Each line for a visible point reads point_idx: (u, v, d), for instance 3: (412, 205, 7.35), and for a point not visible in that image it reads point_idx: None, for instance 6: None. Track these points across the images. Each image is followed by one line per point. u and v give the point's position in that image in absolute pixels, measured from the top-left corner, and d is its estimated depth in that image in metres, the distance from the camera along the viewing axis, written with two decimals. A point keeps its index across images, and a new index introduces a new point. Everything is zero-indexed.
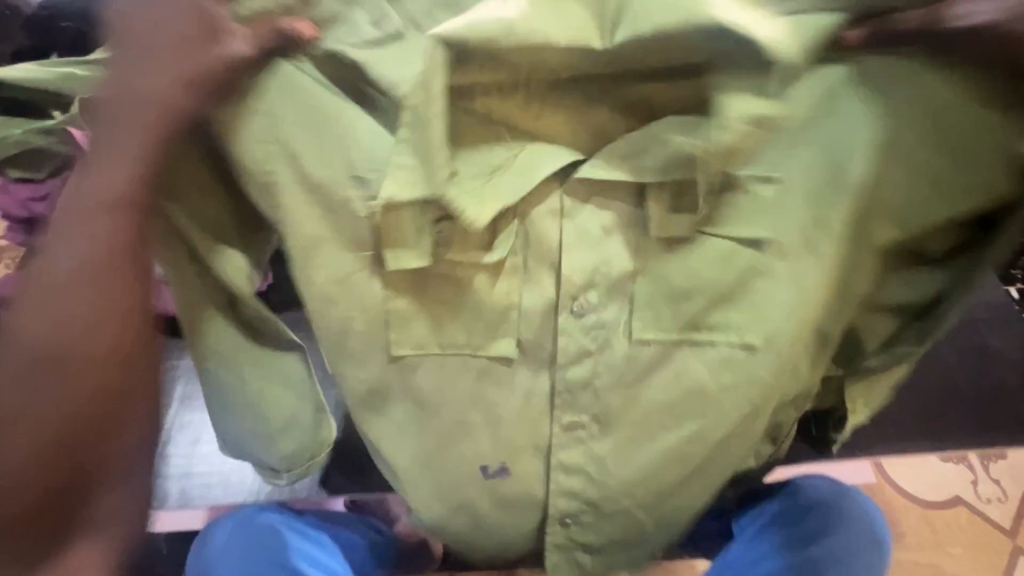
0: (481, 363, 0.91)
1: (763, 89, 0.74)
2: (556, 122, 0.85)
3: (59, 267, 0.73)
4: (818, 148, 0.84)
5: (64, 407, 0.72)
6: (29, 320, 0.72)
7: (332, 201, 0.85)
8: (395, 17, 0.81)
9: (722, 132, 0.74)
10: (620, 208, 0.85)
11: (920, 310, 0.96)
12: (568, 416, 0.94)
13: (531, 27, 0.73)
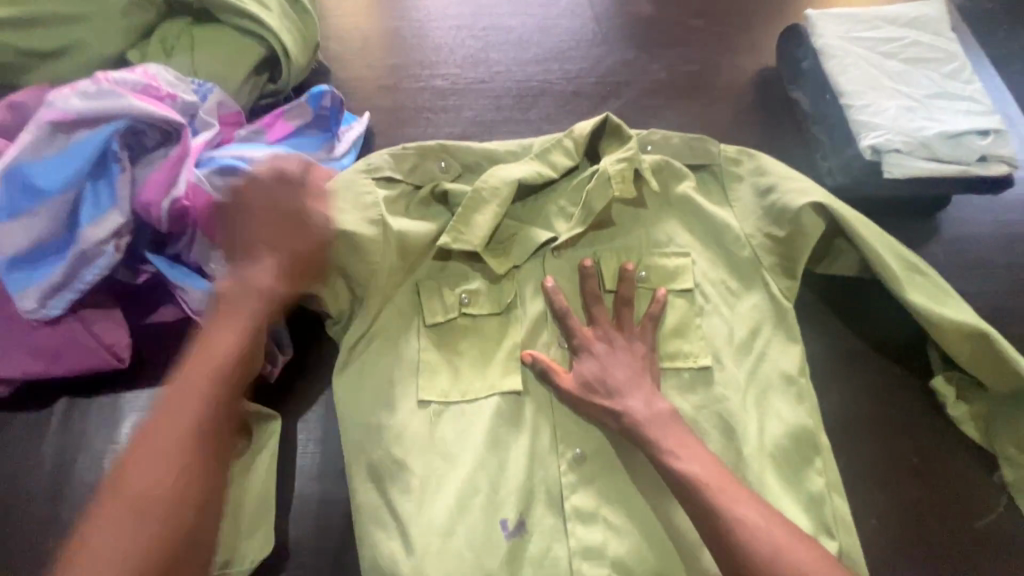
0: (491, 406, 0.75)
1: (711, 185, 0.86)
2: (565, 218, 0.83)
3: (228, 338, 0.64)
4: (771, 215, 0.80)
5: (168, 521, 0.56)
6: (162, 403, 0.61)
7: (346, 289, 0.76)
8: (417, 161, 0.83)
9: (661, 198, 0.85)
10: (613, 274, 0.81)
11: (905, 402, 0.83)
12: (571, 448, 0.74)
13: (526, 168, 0.82)
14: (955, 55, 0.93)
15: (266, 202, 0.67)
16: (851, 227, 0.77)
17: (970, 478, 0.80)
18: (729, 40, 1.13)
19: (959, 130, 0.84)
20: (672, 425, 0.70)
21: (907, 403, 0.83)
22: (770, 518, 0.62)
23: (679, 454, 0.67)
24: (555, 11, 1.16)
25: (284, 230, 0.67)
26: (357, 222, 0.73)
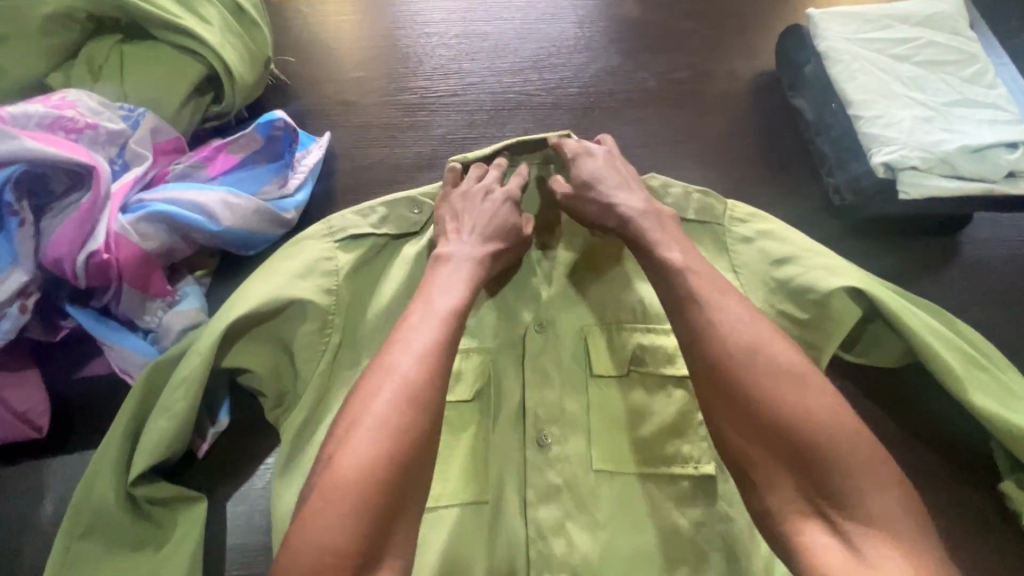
0: (460, 518, 0.67)
1: (722, 255, 0.76)
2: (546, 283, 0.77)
3: (470, 265, 0.68)
4: (791, 298, 0.71)
5: (430, 360, 0.57)
6: (447, 273, 0.67)
7: (295, 362, 0.71)
8: (384, 215, 0.79)
9: None
10: (603, 352, 0.73)
11: (965, 506, 0.68)
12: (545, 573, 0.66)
13: None
14: (975, 56, 0.83)
15: (484, 213, 0.72)
16: (895, 317, 0.66)
17: None
18: (734, 54, 1.02)
19: (982, 143, 0.75)
20: (809, 378, 0.55)
21: (970, 514, 0.68)
22: (872, 494, 0.50)
23: (793, 405, 0.54)
24: (538, 19, 1.06)
25: (496, 227, 0.72)
26: (312, 289, 0.72)
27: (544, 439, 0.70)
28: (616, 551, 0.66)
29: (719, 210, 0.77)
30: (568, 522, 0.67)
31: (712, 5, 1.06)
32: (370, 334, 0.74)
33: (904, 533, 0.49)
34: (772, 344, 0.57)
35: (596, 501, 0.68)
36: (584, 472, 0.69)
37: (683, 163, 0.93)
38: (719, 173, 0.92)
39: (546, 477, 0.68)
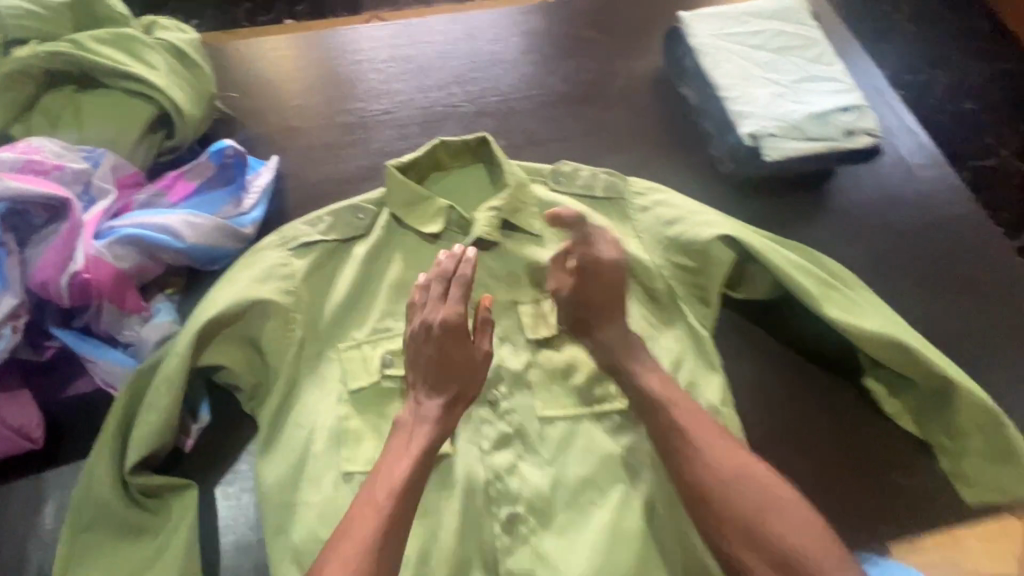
0: None
1: (625, 224, 0.90)
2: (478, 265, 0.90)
3: (426, 428, 0.73)
4: (686, 251, 0.85)
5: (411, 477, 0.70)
6: (412, 437, 0.73)
7: (266, 356, 0.80)
8: (333, 223, 0.90)
9: (571, 234, 0.92)
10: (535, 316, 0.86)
11: (841, 405, 0.83)
12: (505, 508, 0.76)
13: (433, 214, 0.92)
14: (815, 40, 1.00)
15: (433, 364, 0.75)
16: (760, 255, 0.80)
17: (908, 482, 0.79)
18: (630, 55, 1.17)
19: (823, 109, 0.91)
20: (767, 507, 0.69)
21: (845, 409, 0.83)
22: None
23: (777, 542, 0.68)
24: (457, 40, 1.19)
25: (450, 376, 0.75)
26: (273, 291, 0.82)
27: (494, 395, 0.81)
28: (563, 480, 0.77)
29: (617, 187, 0.92)
30: (520, 462, 0.78)
31: (608, 16, 1.22)
32: (332, 325, 0.85)
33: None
34: (762, 470, 0.71)
35: (543, 441, 0.79)
36: (530, 417, 0.80)
37: (594, 153, 1.07)
38: (625, 157, 1.06)
39: (497, 426, 0.79)
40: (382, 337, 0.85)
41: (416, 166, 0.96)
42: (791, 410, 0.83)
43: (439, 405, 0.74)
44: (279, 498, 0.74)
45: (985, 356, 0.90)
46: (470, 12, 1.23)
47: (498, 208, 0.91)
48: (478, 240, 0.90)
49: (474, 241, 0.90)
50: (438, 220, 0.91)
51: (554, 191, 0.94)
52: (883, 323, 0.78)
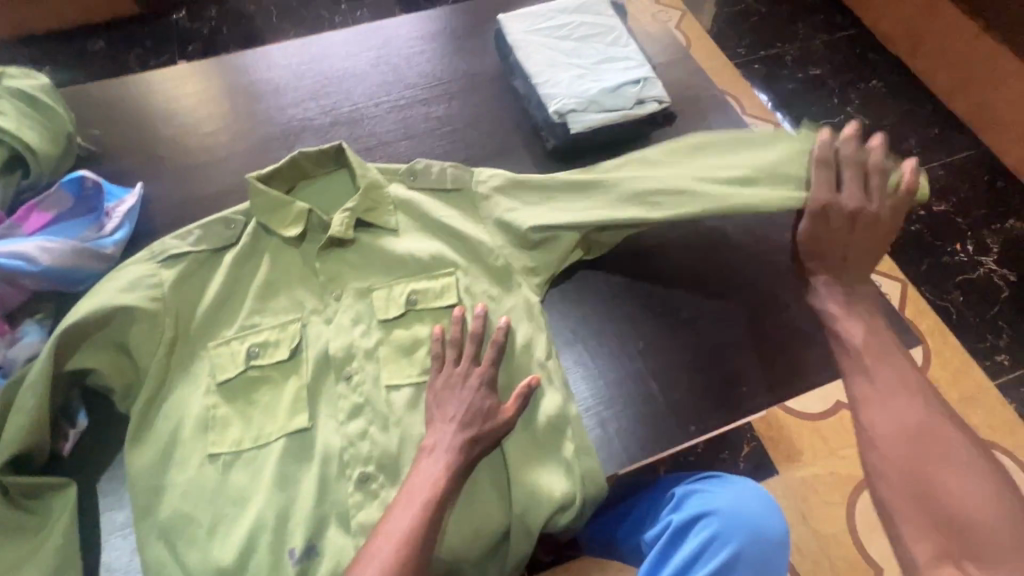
0: (283, 444, 0.85)
1: (458, 204, 1.03)
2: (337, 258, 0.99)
3: (436, 464, 0.78)
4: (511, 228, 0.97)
5: (427, 502, 0.75)
6: (429, 464, 0.78)
7: (133, 360, 0.88)
8: (197, 236, 0.98)
9: (417, 218, 1.03)
10: (389, 296, 0.96)
11: (652, 335, 0.98)
12: (357, 469, 0.83)
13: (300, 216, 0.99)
14: (612, 27, 1.16)
15: (462, 404, 0.82)
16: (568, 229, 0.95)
17: (708, 396, 0.93)
18: (471, 57, 1.30)
19: (615, 85, 1.07)
20: (872, 408, 0.79)
21: (653, 340, 0.98)
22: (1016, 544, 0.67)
23: (916, 477, 0.73)
24: (312, 60, 1.31)
25: (476, 418, 0.81)
26: (141, 298, 0.88)
27: (348, 371, 0.89)
28: (411, 436, 0.85)
29: (460, 177, 1.04)
30: (371, 428, 0.86)
31: (450, 23, 1.36)
32: (200, 325, 0.92)
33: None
34: (922, 426, 0.76)
35: (392, 404, 0.87)
36: (379, 385, 0.88)
37: (443, 147, 1.18)
38: (469, 148, 1.18)
39: (351, 399, 0.87)
40: (248, 333, 0.92)
41: (279, 176, 1.05)
42: (610, 346, 0.97)
43: (462, 439, 0.79)
44: (153, 483, 0.83)
45: (787, 274, 1.03)
46: (324, 34, 1.35)
47: (352, 207, 1.00)
48: (335, 238, 0.98)
49: (331, 239, 0.98)
50: (298, 222, 0.99)
51: (411, 189, 1.05)
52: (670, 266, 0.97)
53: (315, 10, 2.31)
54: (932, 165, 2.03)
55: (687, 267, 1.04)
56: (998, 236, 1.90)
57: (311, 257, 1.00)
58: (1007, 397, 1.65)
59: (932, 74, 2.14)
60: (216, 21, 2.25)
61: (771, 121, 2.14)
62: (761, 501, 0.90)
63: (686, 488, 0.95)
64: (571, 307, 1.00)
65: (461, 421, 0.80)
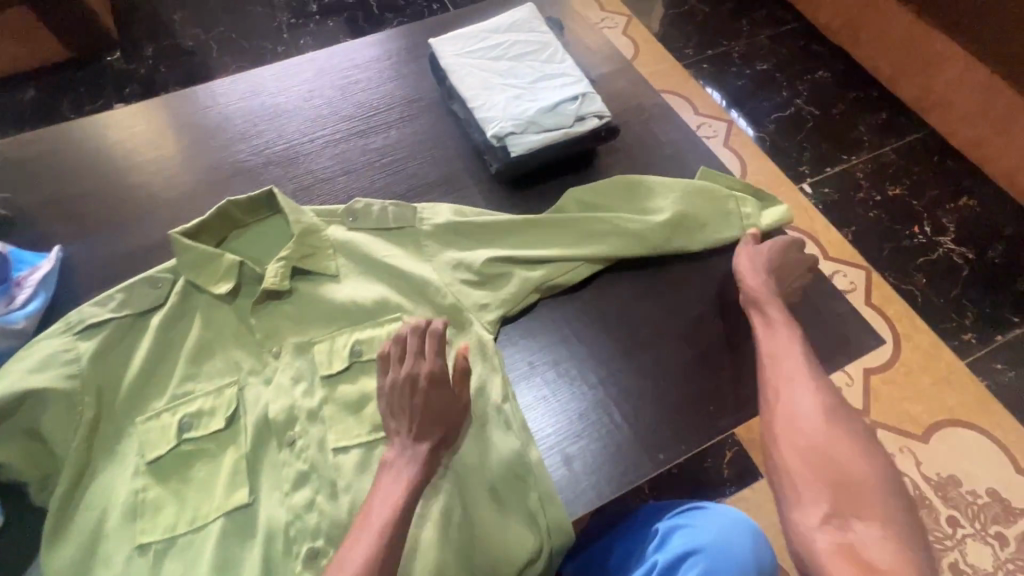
0: (220, 524, 0.78)
1: (401, 244, 0.99)
2: (276, 314, 0.94)
3: (395, 484, 0.74)
4: (464, 263, 0.96)
5: (381, 545, 0.69)
6: (390, 483, 0.75)
7: (50, 445, 0.80)
8: (118, 300, 0.91)
9: (359, 262, 0.98)
10: (331, 349, 0.91)
11: (615, 361, 0.94)
12: (304, 545, 0.77)
13: (230, 270, 0.94)
14: (547, 43, 1.13)
15: (418, 410, 0.78)
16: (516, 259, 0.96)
17: (677, 422, 0.89)
18: (407, 83, 1.26)
19: (553, 103, 1.04)
20: (786, 387, 0.84)
21: (618, 368, 0.93)
22: (893, 516, 0.71)
23: (802, 460, 0.77)
24: (241, 100, 1.25)
25: (434, 422, 0.78)
26: (51, 378, 0.82)
27: (290, 436, 0.84)
28: (361, 503, 0.80)
29: (400, 216, 1.00)
30: (318, 497, 0.80)
31: (385, 49, 1.31)
32: (125, 401, 0.85)
33: (916, 542, 0.69)
34: (821, 418, 0.80)
35: (338, 466, 0.82)
36: (325, 449, 0.83)
37: (384, 180, 1.13)
38: (411, 179, 1.13)
39: (294, 467, 0.82)
40: (180, 403, 0.86)
41: (206, 229, 0.98)
42: (573, 377, 0.92)
43: (426, 449, 0.77)
44: None
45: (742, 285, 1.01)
46: (252, 70, 1.30)
47: (286, 256, 0.95)
48: (271, 290, 0.93)
49: (266, 292, 0.93)
50: (230, 277, 0.94)
51: (351, 230, 1.00)
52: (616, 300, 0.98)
53: (256, 42, 2.25)
54: (882, 150, 2.05)
55: (643, 287, 1.01)
56: (952, 215, 1.92)
57: (247, 313, 0.94)
58: (978, 375, 1.66)
59: (873, 61, 2.17)
60: (152, 59, 2.17)
61: (724, 119, 2.14)
62: (748, 529, 0.85)
63: (669, 522, 0.90)
64: (528, 339, 0.96)
65: (420, 427, 0.78)
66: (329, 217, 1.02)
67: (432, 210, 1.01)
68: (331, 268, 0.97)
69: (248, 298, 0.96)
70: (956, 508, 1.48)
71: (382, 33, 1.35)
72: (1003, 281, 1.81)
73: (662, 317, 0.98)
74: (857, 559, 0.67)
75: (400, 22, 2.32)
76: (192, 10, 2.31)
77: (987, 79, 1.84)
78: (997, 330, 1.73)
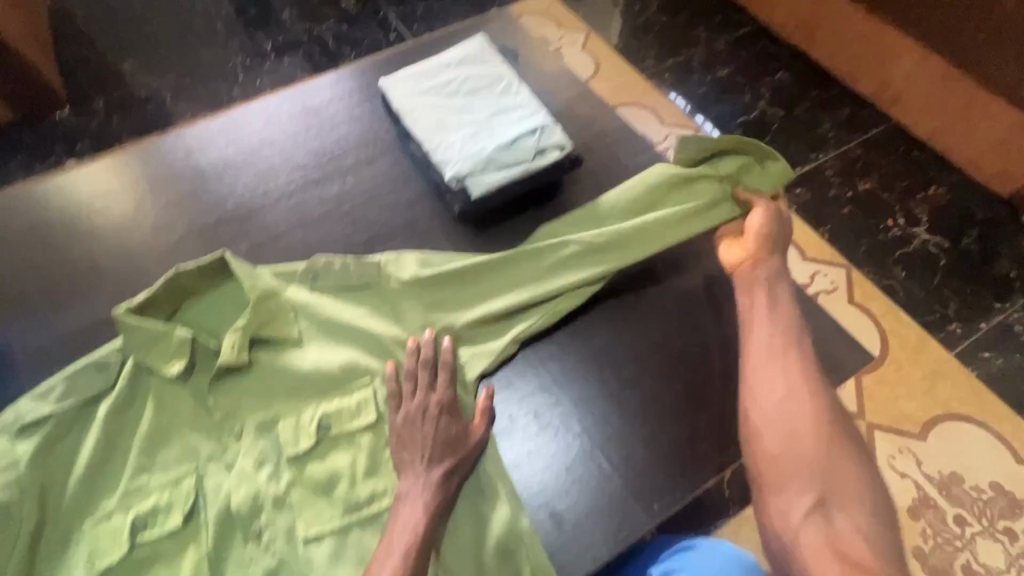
0: None
1: (364, 303, 0.95)
2: (235, 389, 0.88)
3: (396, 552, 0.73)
4: (444, 319, 0.94)
5: None
6: (408, 510, 0.77)
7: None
8: (60, 389, 0.83)
9: (321, 325, 0.93)
10: (295, 425, 0.86)
11: (599, 403, 0.89)
12: None
13: (184, 347, 0.88)
14: (502, 75, 1.10)
15: (431, 435, 0.81)
16: (492, 309, 0.94)
17: (669, 465, 0.84)
18: (361, 125, 1.21)
19: (511, 138, 1.00)
20: (771, 374, 0.81)
21: (603, 411, 0.88)
22: (869, 501, 0.72)
23: (783, 452, 0.75)
24: (188, 156, 1.19)
25: (449, 446, 0.81)
26: None
27: (257, 528, 0.80)
28: None
29: (363, 272, 0.96)
30: None
31: (340, 90, 1.27)
32: (75, 505, 0.80)
33: (888, 525, 0.71)
34: (799, 408, 0.78)
35: (309, 558, 0.79)
36: (294, 540, 0.79)
37: (345, 230, 1.08)
38: (374, 225, 1.08)
39: (262, 564, 0.78)
40: (133, 499, 0.81)
41: (153, 302, 0.92)
42: (556, 425, 0.88)
43: (439, 474, 0.79)
44: None
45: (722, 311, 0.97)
46: (199, 124, 1.24)
47: (243, 325, 0.89)
48: (227, 365, 0.87)
49: (221, 367, 0.87)
50: (182, 354, 0.87)
51: (312, 292, 0.96)
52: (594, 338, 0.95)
53: (211, 85, 2.17)
54: (849, 145, 2.05)
55: (621, 323, 0.96)
56: (924, 205, 1.93)
57: (205, 392, 0.88)
58: (968, 365, 1.64)
59: (831, 57, 2.18)
60: (104, 113, 2.09)
61: (691, 126, 2.13)
62: (739, 565, 0.81)
63: (662, 567, 0.86)
64: (511, 386, 0.91)
65: (435, 450, 0.80)
66: (288, 278, 0.97)
67: (396, 261, 0.97)
68: (293, 335, 0.93)
69: (203, 374, 0.89)
70: (961, 505, 1.45)
71: (332, 74, 1.30)
72: (982, 267, 1.81)
73: (642, 353, 0.93)
74: (840, 553, 0.68)
75: (358, 55, 2.26)
76: (141, 57, 2.23)
77: (945, 71, 1.89)
78: (981, 317, 1.73)
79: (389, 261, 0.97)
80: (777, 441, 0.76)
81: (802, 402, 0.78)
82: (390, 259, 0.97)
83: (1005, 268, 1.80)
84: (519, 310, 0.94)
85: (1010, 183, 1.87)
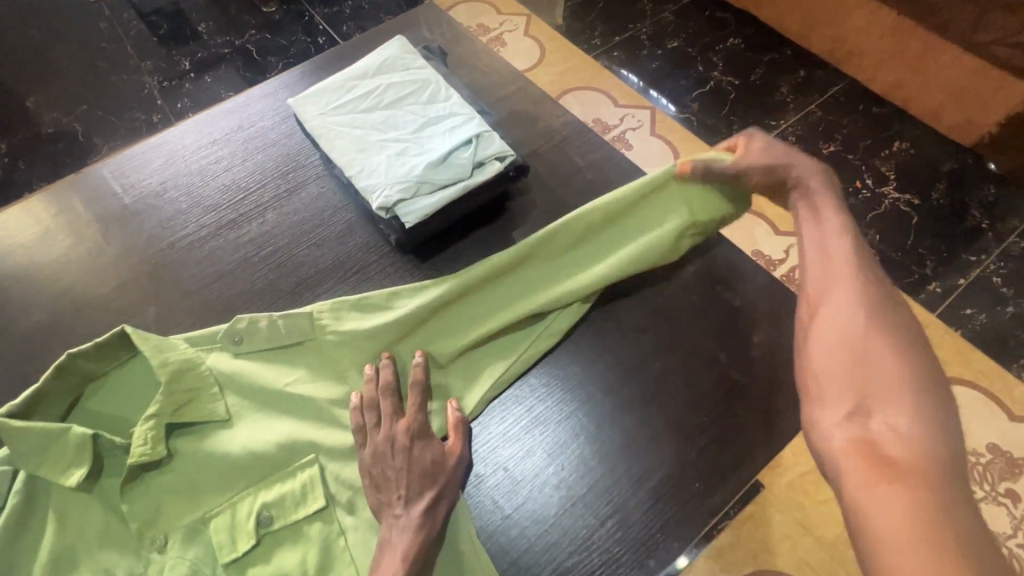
0: None
1: (298, 366, 0.82)
2: (155, 489, 0.75)
3: None
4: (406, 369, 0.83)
5: None
6: (389, 556, 0.67)
7: None
8: None
9: (252, 398, 0.80)
10: (231, 524, 0.74)
11: (579, 447, 0.79)
12: None
13: (85, 450, 0.73)
14: (427, 79, 0.97)
15: (407, 470, 0.72)
16: (456, 349, 0.83)
17: (662, 509, 0.75)
18: (278, 152, 1.07)
19: (443, 153, 0.88)
20: (826, 283, 0.73)
21: (584, 455, 0.79)
22: (926, 407, 0.61)
23: (824, 359, 0.69)
24: (79, 207, 1.03)
25: (427, 479, 0.72)
26: None
27: None
28: None
29: (294, 328, 0.82)
30: None
31: (251, 114, 1.12)
32: None
33: (947, 435, 0.60)
34: (849, 315, 0.69)
35: None
36: None
37: (273, 278, 0.94)
38: (306, 267, 0.95)
39: None
40: None
41: (45, 399, 0.77)
42: (533, 479, 0.78)
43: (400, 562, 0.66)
44: None
45: (701, 324, 0.88)
46: (86, 169, 1.07)
47: (156, 413, 0.75)
48: (141, 463, 0.74)
49: (135, 466, 0.74)
50: (83, 460, 0.73)
51: (238, 357, 0.82)
52: (565, 373, 0.85)
53: (123, 112, 1.95)
54: (808, 108, 1.97)
55: (591, 351, 0.86)
56: (890, 162, 1.86)
57: (117, 498, 0.75)
58: (951, 325, 1.60)
59: (780, 19, 2.09)
60: (6, 157, 1.86)
61: (647, 104, 2.02)
62: None
63: None
64: (486, 440, 0.80)
65: (411, 486, 0.71)
66: (210, 343, 0.83)
67: (333, 311, 0.84)
68: (221, 413, 0.79)
69: (114, 477, 0.76)
70: None
71: (236, 96, 1.14)
72: (953, 221, 1.76)
73: (618, 382, 0.84)
74: (873, 453, 0.59)
75: (287, 64, 2.07)
76: (44, 90, 1.98)
77: (897, 23, 1.80)
78: (958, 274, 1.68)
79: (322, 313, 0.84)
80: (820, 342, 0.70)
81: (855, 309, 0.70)
82: (326, 309, 0.84)
83: (976, 219, 1.76)
84: (488, 349, 0.84)
85: (972, 131, 1.81)
